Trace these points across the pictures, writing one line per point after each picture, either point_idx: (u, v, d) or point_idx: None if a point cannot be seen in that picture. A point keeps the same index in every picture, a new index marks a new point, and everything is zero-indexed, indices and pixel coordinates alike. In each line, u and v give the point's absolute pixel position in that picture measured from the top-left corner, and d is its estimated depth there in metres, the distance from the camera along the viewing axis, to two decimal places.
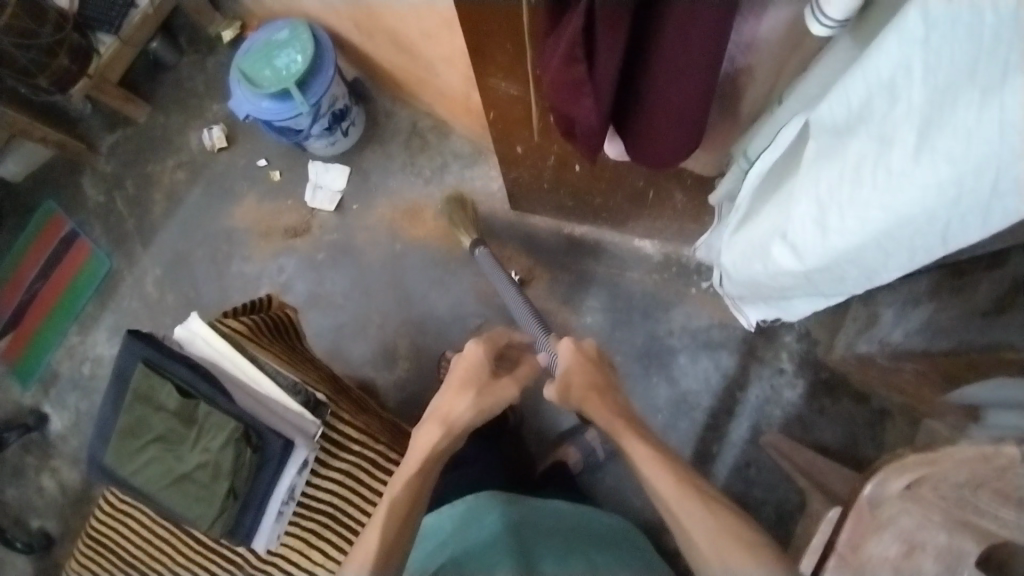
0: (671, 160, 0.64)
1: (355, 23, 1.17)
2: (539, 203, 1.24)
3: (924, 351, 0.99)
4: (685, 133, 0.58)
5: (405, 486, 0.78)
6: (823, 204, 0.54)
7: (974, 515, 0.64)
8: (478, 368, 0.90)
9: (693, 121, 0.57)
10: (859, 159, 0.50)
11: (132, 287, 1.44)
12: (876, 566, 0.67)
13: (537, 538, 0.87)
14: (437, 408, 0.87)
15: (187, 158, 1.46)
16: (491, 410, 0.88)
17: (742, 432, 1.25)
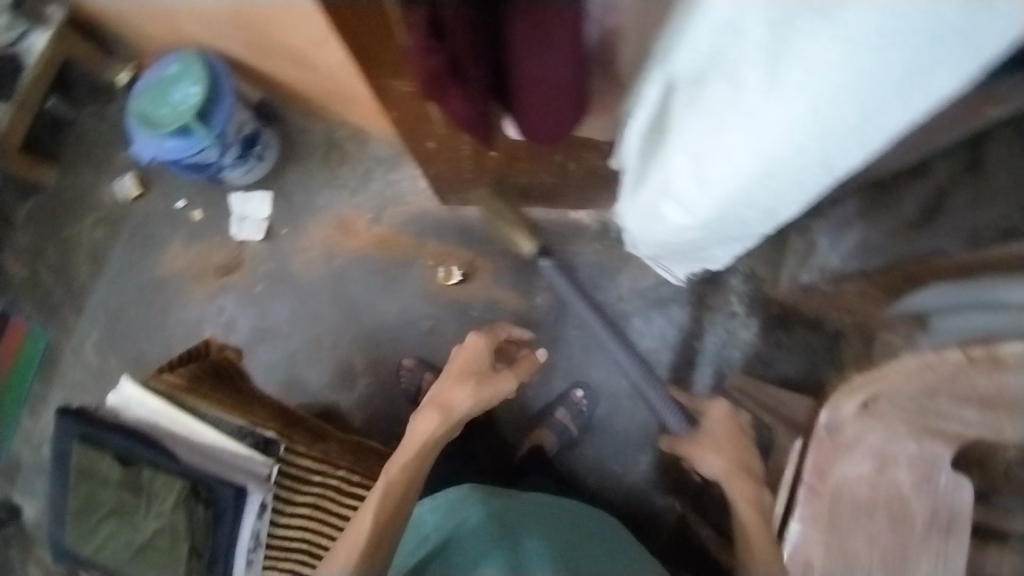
0: (561, 131, 0.64)
1: (247, 43, 1.13)
2: (467, 194, 1.23)
3: (861, 271, 1.01)
4: (568, 97, 0.57)
5: (402, 471, 0.79)
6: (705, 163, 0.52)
7: (937, 421, 0.71)
8: (478, 359, 0.88)
9: (570, 87, 0.55)
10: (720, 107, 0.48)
11: (74, 355, 1.39)
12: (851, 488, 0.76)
13: (522, 526, 0.83)
14: (435, 397, 0.84)
15: (104, 213, 1.41)
16: (488, 401, 0.85)
17: (705, 381, 1.29)
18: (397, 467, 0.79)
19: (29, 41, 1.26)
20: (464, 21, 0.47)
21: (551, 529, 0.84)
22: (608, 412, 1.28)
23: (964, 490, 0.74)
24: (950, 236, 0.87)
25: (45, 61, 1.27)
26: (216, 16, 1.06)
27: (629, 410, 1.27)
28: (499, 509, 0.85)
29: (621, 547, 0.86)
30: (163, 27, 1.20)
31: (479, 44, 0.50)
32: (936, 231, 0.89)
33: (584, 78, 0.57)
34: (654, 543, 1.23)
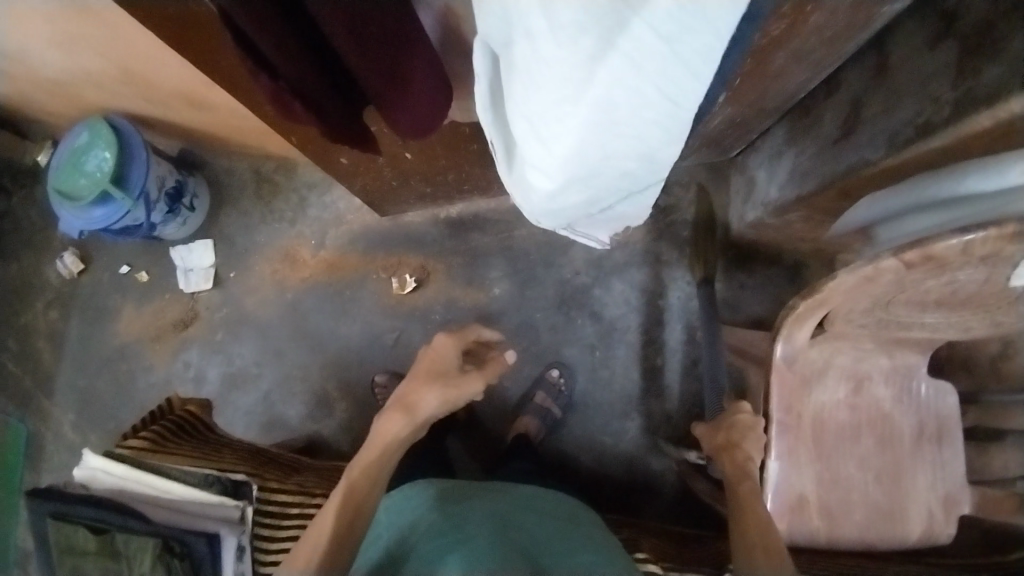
0: (435, 124, 0.62)
1: (146, 98, 1.12)
2: (401, 200, 1.22)
3: (798, 197, 1.00)
4: (423, 89, 0.56)
5: (361, 472, 0.77)
6: (541, 154, 0.45)
7: (893, 328, 0.82)
8: (446, 359, 0.84)
9: (417, 78, 0.54)
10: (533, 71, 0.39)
11: (53, 442, 1.37)
12: (824, 409, 0.88)
13: (466, 509, 0.83)
14: (401, 397, 0.80)
15: (53, 294, 1.40)
16: (456, 402, 0.81)
17: (678, 336, 1.25)
18: (358, 469, 0.78)
19: None
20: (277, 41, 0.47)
21: (505, 525, 0.81)
22: (588, 387, 1.26)
23: (932, 388, 0.90)
24: (871, 144, 0.83)
25: None
26: (104, 75, 1.04)
27: (607, 380, 1.26)
28: (450, 507, 0.83)
29: (597, 537, 0.85)
30: (65, 101, 1.19)
31: (304, 56, 0.50)
32: (858, 141, 0.86)
33: (438, 67, 0.56)
34: (661, 504, 1.22)
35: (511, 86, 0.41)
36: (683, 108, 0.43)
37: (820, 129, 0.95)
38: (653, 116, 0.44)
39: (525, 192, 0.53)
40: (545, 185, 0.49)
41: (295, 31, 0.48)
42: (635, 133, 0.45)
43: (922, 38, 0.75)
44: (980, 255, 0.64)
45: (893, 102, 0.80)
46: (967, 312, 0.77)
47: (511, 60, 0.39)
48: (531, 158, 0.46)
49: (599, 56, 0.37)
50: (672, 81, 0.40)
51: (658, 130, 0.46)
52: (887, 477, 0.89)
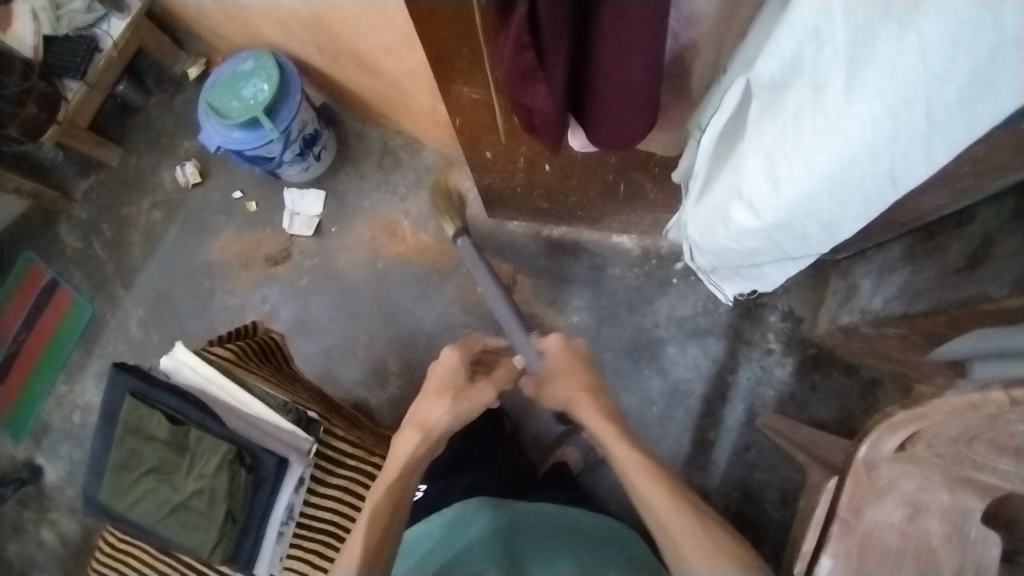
0: (624, 142, 0.65)
1: (317, 46, 1.19)
2: (514, 207, 1.25)
3: (903, 313, 1.01)
4: (643, 111, 0.59)
5: (386, 494, 0.83)
6: (759, 177, 0.50)
7: (973, 467, 0.75)
8: (454, 374, 0.94)
9: (648, 98, 0.57)
10: (795, 114, 0.44)
11: (116, 330, 1.43)
12: (883, 533, 0.78)
13: (523, 548, 0.89)
14: (415, 416, 0.91)
15: (162, 197, 1.46)
16: (466, 413, 0.91)
17: (737, 416, 1.26)
18: (383, 487, 0.84)
19: (105, 28, 1.32)
20: (558, 23, 0.50)
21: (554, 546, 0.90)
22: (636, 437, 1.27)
23: (990, 545, 0.79)
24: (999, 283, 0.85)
25: (120, 50, 1.34)
26: (291, 15, 1.11)
27: (657, 436, 1.27)
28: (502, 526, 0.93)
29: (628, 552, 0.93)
30: (238, 27, 1.27)
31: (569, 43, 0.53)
32: (982, 275, 0.87)
33: (660, 94, 0.59)
34: None
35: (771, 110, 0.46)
36: (895, 193, 0.47)
37: (945, 255, 0.96)
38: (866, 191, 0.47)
39: (712, 213, 0.57)
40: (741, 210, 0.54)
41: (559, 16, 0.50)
42: (841, 202, 0.49)
43: None
44: None
45: None
46: None
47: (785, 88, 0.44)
48: (748, 179, 0.51)
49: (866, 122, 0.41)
50: (909, 165, 0.43)
51: (860, 209, 0.50)
52: None
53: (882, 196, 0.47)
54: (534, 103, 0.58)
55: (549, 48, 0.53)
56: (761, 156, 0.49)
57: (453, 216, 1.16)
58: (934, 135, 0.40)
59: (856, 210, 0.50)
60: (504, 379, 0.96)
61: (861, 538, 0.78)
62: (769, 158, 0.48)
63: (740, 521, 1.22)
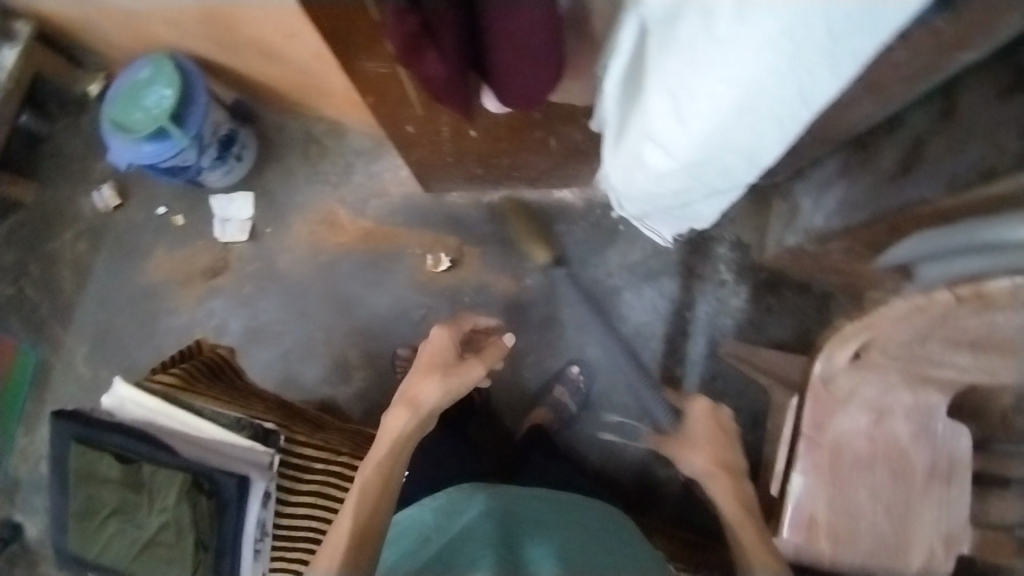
0: (532, 97, 0.63)
1: (216, 42, 1.13)
2: (449, 178, 1.22)
3: (844, 226, 1.03)
4: (544, 63, 0.58)
5: (375, 473, 0.83)
6: (666, 126, 0.48)
7: (929, 365, 0.93)
8: (444, 352, 0.93)
9: (545, 47, 0.56)
10: (690, 51, 0.41)
11: (64, 372, 1.37)
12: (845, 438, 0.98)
13: (522, 528, 0.86)
14: (406, 392, 0.89)
15: (85, 226, 1.39)
16: (457, 390, 0.90)
17: (700, 350, 1.27)
18: (371, 467, 0.84)
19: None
20: None
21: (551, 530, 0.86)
22: (606, 387, 1.28)
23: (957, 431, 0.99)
24: (930, 182, 0.87)
25: (15, 78, 1.26)
26: (181, 13, 1.05)
27: (626, 383, 1.28)
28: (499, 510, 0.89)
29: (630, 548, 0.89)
30: (130, 34, 1.20)
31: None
32: (916, 178, 0.89)
33: (559, 38, 0.57)
34: (663, 512, 1.24)
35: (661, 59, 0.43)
36: (808, 109, 0.46)
37: (878, 164, 0.98)
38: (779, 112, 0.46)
39: (630, 168, 0.55)
40: (657, 160, 0.52)
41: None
42: (756, 127, 0.48)
43: (994, 89, 0.80)
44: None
45: (957, 147, 0.84)
46: (1002, 359, 0.87)
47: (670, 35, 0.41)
48: (656, 131, 0.49)
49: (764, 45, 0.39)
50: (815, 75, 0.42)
51: (776, 133, 0.49)
52: (895, 509, 0.99)
53: (794, 115, 0.46)
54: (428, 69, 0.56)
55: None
56: (662, 100, 0.46)
57: (545, 251, 1.27)
58: (837, 41, 0.39)
59: (772, 134, 0.49)
60: (495, 359, 0.95)
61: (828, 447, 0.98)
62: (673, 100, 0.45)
63: None
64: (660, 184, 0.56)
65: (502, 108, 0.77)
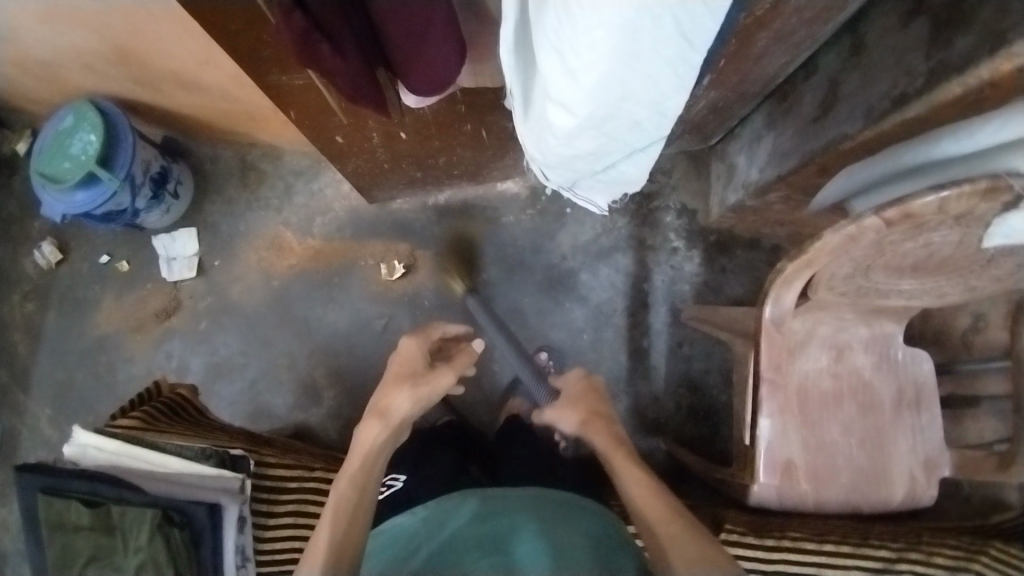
0: (445, 78, 0.62)
1: (134, 80, 1.11)
2: (391, 185, 1.22)
3: (778, 175, 1.06)
4: (445, 44, 0.57)
5: (348, 489, 0.82)
6: (561, 83, 0.49)
7: (882, 299, 0.96)
8: (413, 362, 0.96)
9: (441, 23, 0.55)
10: (564, 1, 0.42)
11: (30, 438, 1.32)
12: (813, 377, 1.01)
13: (517, 529, 0.83)
14: (376, 404, 0.90)
15: (29, 286, 1.35)
16: (427, 398, 0.91)
17: (663, 318, 1.28)
18: (345, 482, 0.83)
19: None
20: None
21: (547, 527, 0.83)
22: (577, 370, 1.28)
23: (923, 360, 1.03)
24: (850, 119, 0.90)
25: None
26: (91, 54, 1.03)
27: (595, 362, 1.28)
28: (491, 518, 0.86)
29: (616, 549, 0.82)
30: (46, 85, 1.18)
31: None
32: (836, 116, 0.92)
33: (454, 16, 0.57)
34: None
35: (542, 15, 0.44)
36: (694, 48, 0.47)
37: (801, 110, 1.02)
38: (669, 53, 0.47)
39: (540, 130, 0.56)
40: (562, 120, 0.53)
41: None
42: (650, 73, 0.49)
43: (896, 16, 0.84)
44: (953, 214, 0.74)
45: (870, 78, 0.88)
46: (942, 278, 0.90)
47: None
48: (553, 89, 0.50)
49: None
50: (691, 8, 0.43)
51: (670, 76, 0.49)
52: (869, 442, 1.01)
53: (680, 54, 0.47)
54: (335, 56, 0.53)
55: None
56: (552, 56, 0.46)
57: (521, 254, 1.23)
58: None
59: (667, 77, 0.50)
60: (465, 365, 0.96)
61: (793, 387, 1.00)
62: (561, 54, 0.46)
63: (694, 413, 1.26)
64: (574, 143, 0.57)
65: (420, 103, 0.76)
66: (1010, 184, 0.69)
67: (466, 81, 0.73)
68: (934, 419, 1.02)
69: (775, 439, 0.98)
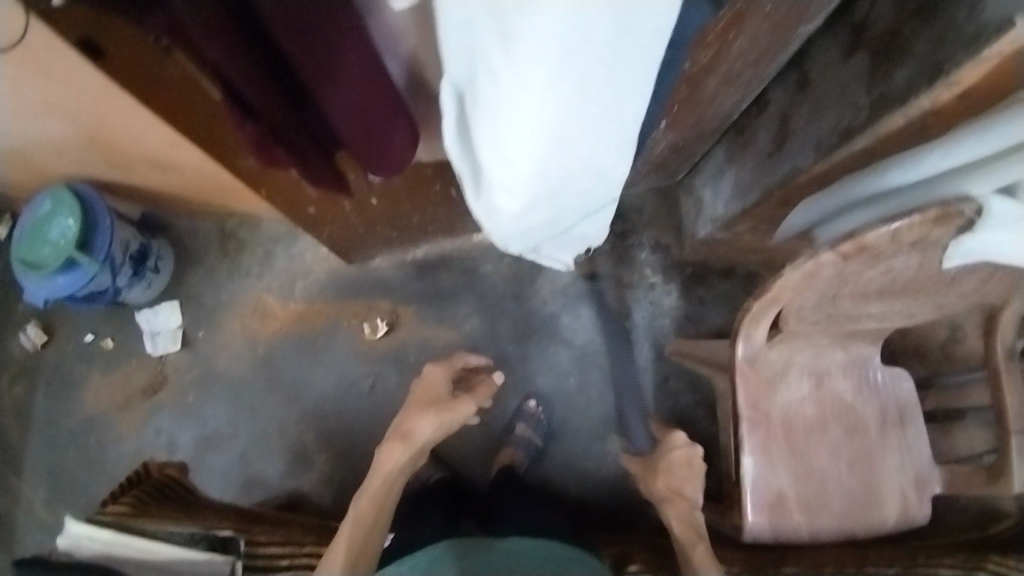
0: (400, 161, 0.65)
1: (108, 163, 1.13)
2: (368, 246, 1.24)
3: (743, 209, 1.08)
4: (399, 138, 0.61)
5: (365, 512, 0.81)
6: (504, 175, 0.51)
7: (856, 324, 0.97)
8: (437, 387, 0.89)
9: (393, 125, 0.59)
10: (494, 106, 0.45)
11: (25, 523, 1.28)
12: (797, 406, 1.01)
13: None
14: (399, 424, 0.84)
15: (16, 368, 1.34)
16: (450, 426, 0.85)
17: (647, 355, 1.29)
18: (364, 501, 0.82)
19: None
20: (268, 100, 0.51)
21: None
22: (566, 414, 1.28)
23: (903, 379, 1.04)
24: (803, 153, 0.93)
25: None
26: (63, 143, 1.05)
27: (583, 404, 1.29)
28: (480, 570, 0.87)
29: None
30: (22, 174, 1.19)
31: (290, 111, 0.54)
32: (790, 150, 0.95)
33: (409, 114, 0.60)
34: (649, 524, 1.24)
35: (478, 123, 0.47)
36: (628, 124, 0.51)
37: (757, 145, 1.05)
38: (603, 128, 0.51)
39: (492, 216, 0.58)
40: (511, 205, 0.56)
41: (268, 59, 0.49)
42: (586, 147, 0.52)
43: (838, 51, 0.87)
44: (907, 243, 0.76)
45: (818, 113, 0.90)
46: (910, 300, 0.92)
47: (476, 101, 0.45)
48: (496, 180, 0.52)
49: (562, 81, 0.44)
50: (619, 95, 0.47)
51: (606, 146, 0.53)
52: (859, 465, 1.01)
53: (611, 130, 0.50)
54: (284, 146, 0.56)
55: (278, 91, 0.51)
56: (492, 151, 0.49)
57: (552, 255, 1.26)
58: (614, 65, 0.44)
59: (604, 147, 0.53)
60: (487, 396, 0.91)
61: (779, 418, 1.01)
62: (499, 149, 0.49)
63: None
64: (526, 221, 0.59)
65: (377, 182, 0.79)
66: (960, 210, 0.72)
67: (424, 152, 0.75)
68: (920, 439, 1.03)
69: (762, 472, 0.99)
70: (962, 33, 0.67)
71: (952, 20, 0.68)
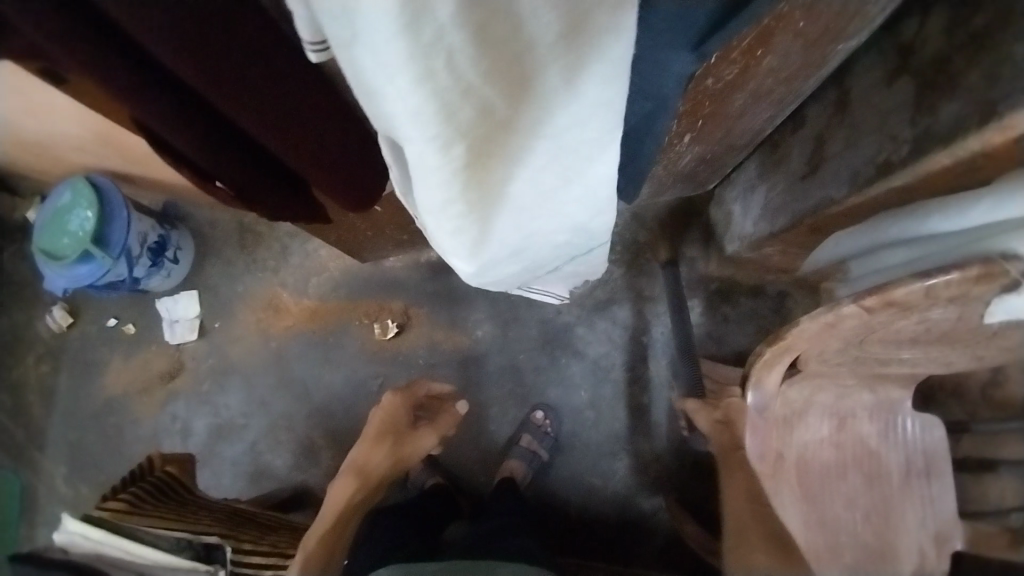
0: (355, 179, 0.68)
1: (124, 158, 1.13)
2: (379, 247, 1.21)
3: (771, 232, 1.00)
4: (347, 170, 0.66)
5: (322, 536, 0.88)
6: (465, 250, 0.46)
7: (885, 368, 0.89)
8: (396, 419, 0.95)
9: (336, 160, 0.63)
10: (432, 181, 0.40)
11: (47, 496, 1.35)
12: (815, 447, 0.95)
13: None
14: (354, 461, 0.92)
15: (44, 348, 1.39)
16: (406, 458, 0.94)
17: (663, 372, 1.24)
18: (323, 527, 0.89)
19: None
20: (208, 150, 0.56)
21: None
22: (575, 427, 1.24)
23: (936, 428, 0.96)
24: (835, 182, 0.84)
25: None
26: (78, 138, 1.06)
27: (594, 419, 1.24)
28: None
29: None
30: (48, 163, 1.21)
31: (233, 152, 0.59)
32: (823, 178, 0.87)
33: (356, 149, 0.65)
34: (654, 546, 1.20)
35: (428, 215, 0.42)
36: (590, 162, 0.45)
37: (790, 165, 0.96)
38: (566, 177, 0.46)
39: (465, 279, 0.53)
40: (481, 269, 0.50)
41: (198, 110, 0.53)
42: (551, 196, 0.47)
43: (880, 72, 0.78)
44: (945, 297, 0.67)
45: (856, 140, 0.81)
46: (946, 349, 0.83)
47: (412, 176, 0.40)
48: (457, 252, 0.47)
49: (496, 124, 0.39)
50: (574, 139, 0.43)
51: (574, 193, 0.48)
52: (876, 517, 0.94)
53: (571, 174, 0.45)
54: (226, 169, 0.60)
55: (211, 126, 0.55)
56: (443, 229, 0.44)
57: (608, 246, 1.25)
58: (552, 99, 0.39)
59: (571, 195, 0.48)
60: (450, 427, 0.99)
61: (795, 458, 0.95)
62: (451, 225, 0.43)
63: (696, 471, 1.21)
64: (503, 273, 0.54)
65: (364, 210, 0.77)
66: (1007, 269, 0.62)
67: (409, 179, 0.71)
68: (949, 495, 0.94)
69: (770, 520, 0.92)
70: (1022, 71, 0.58)
71: (1011, 52, 0.59)
